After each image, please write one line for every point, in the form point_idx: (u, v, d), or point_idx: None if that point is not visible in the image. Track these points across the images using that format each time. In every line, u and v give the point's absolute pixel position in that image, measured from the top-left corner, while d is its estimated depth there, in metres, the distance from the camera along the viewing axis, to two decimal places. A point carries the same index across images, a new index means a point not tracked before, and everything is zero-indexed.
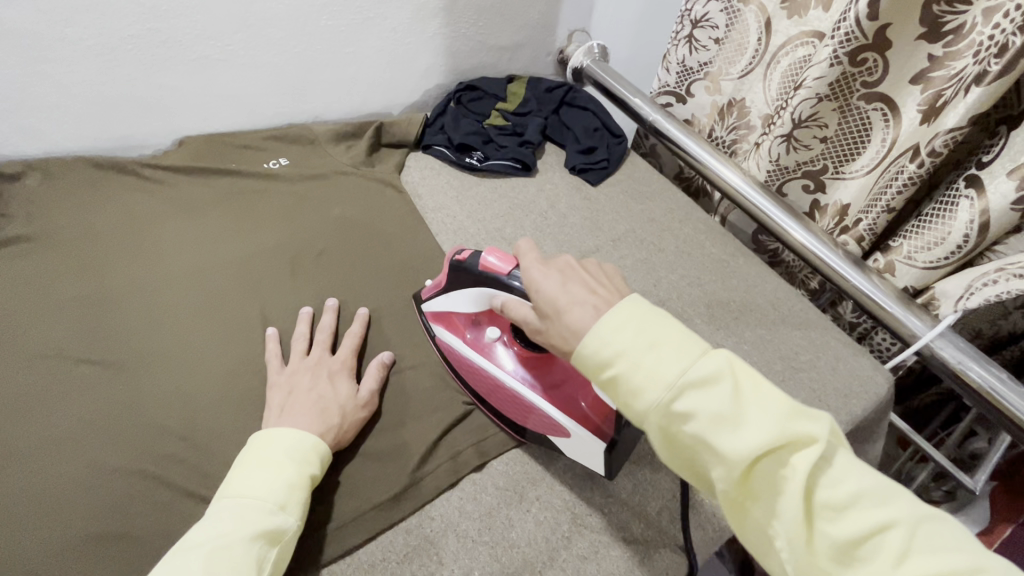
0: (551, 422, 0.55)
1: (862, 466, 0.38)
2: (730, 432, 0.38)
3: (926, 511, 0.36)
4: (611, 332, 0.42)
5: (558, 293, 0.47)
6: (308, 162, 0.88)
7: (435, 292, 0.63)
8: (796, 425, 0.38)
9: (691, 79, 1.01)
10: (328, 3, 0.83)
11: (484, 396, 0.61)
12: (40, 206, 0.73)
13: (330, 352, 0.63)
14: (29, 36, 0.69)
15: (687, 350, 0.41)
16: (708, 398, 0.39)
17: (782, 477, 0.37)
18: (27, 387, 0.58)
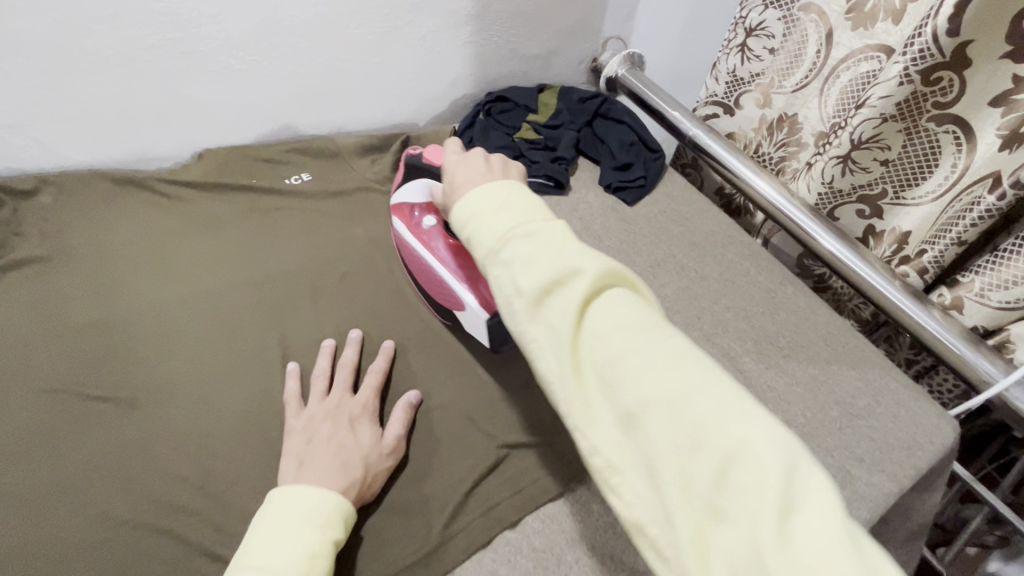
0: (452, 295, 0.62)
1: (640, 308, 0.40)
2: (528, 270, 0.41)
3: (684, 349, 0.38)
4: (472, 195, 0.46)
5: (455, 172, 0.51)
6: (332, 177, 0.84)
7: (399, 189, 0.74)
8: (584, 264, 0.40)
9: (742, 90, 0.96)
10: (356, 11, 0.79)
11: (415, 277, 0.70)
12: (55, 224, 0.70)
13: (350, 393, 0.58)
14: (48, 48, 0.66)
15: (520, 205, 0.44)
16: (524, 246, 0.42)
17: (562, 309, 0.39)
18: (34, 425, 0.54)
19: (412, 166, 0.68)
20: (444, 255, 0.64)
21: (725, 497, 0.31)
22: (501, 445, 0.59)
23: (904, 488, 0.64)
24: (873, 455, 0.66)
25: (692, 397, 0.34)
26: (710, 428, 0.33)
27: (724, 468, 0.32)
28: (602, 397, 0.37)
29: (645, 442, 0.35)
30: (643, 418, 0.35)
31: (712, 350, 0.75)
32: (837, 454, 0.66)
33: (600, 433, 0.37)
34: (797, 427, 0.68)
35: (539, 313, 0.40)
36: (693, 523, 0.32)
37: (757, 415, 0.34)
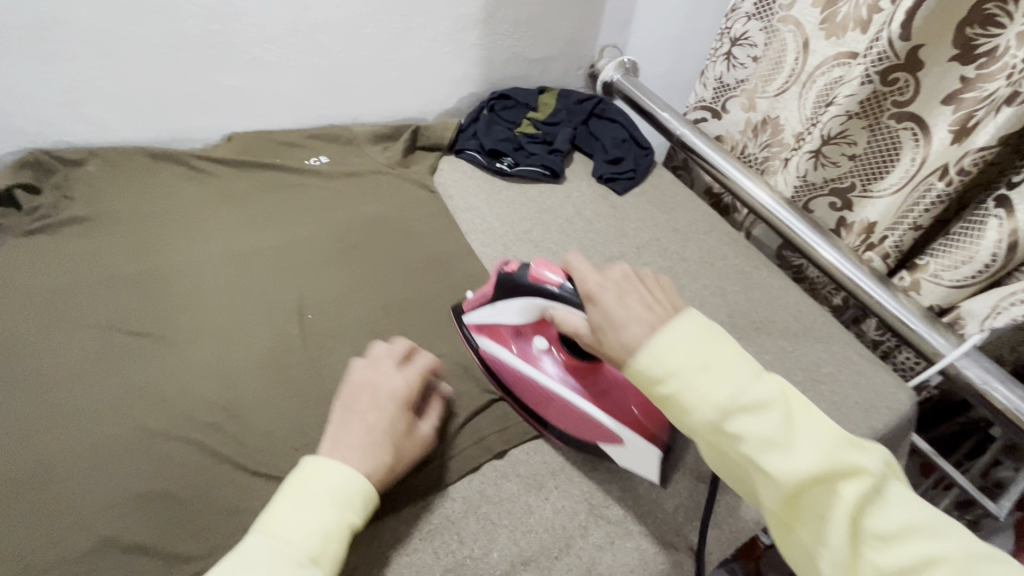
0: (601, 429, 0.57)
1: (909, 497, 0.40)
2: (780, 455, 0.40)
3: (968, 544, 0.38)
4: (663, 349, 0.44)
5: (615, 306, 0.48)
6: (347, 160, 0.93)
7: (481, 301, 0.65)
8: (847, 453, 0.40)
9: (728, 95, 1.03)
10: (375, 12, 0.88)
11: (527, 404, 0.63)
12: (99, 191, 0.78)
13: (396, 375, 0.57)
14: (105, 34, 0.74)
15: (741, 374, 0.43)
16: (760, 423, 0.41)
17: (833, 504, 0.39)
18: (81, 354, 0.61)
19: (506, 283, 0.60)
20: (570, 378, 0.59)
21: None
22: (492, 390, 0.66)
23: None
24: (832, 415, 0.72)
25: None
26: None
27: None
28: None
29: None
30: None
31: None
32: None
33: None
34: None
35: (798, 501, 0.40)
36: None
37: None
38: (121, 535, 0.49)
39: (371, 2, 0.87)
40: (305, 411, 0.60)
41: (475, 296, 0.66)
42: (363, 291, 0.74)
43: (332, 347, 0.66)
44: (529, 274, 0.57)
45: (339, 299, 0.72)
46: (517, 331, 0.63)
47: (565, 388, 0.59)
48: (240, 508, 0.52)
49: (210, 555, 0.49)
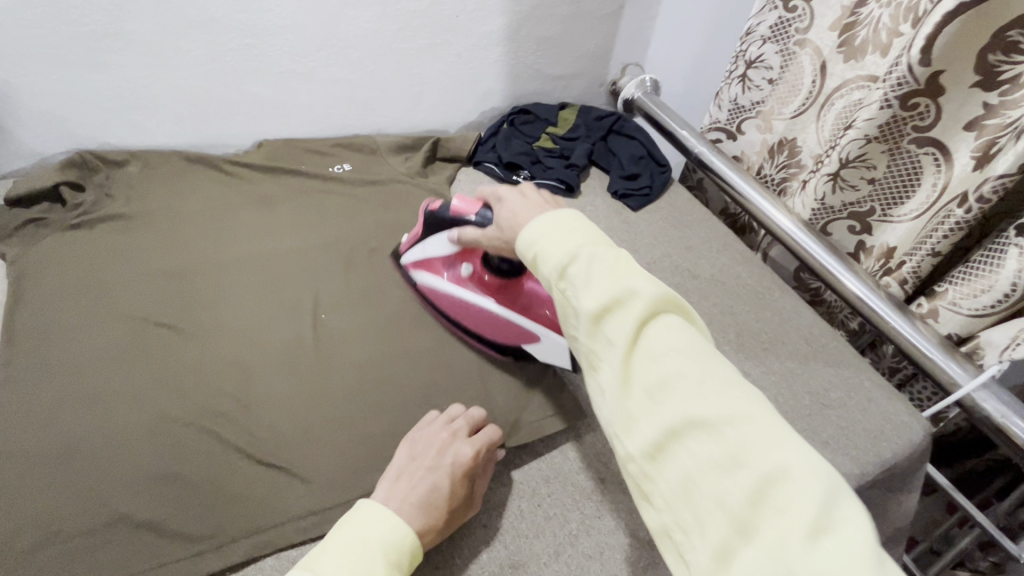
0: (526, 330, 0.67)
1: (692, 333, 0.41)
2: (587, 288, 0.43)
3: (729, 374, 0.39)
4: (541, 221, 0.50)
5: (518, 202, 0.56)
6: (370, 169, 0.96)
7: (415, 240, 0.74)
8: (645, 287, 0.42)
9: (743, 117, 1.03)
10: (402, 28, 0.92)
11: (458, 323, 0.71)
12: (137, 188, 0.82)
13: (464, 438, 0.57)
14: (151, 46, 0.80)
15: (585, 232, 0.47)
16: (584, 267, 0.44)
17: (618, 328, 0.41)
18: (109, 340, 0.64)
19: (434, 218, 0.69)
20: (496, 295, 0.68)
21: (762, 525, 0.32)
22: (494, 397, 0.67)
23: (865, 473, 0.69)
24: (839, 441, 0.71)
25: (733, 423, 0.35)
26: (752, 455, 0.34)
27: (759, 491, 0.33)
28: (645, 411, 0.38)
29: (681, 463, 0.36)
30: (685, 440, 0.36)
31: None
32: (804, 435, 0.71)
33: (637, 447, 0.38)
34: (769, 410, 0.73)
35: (597, 330, 0.42)
36: (724, 541, 0.34)
37: (797, 447, 0.35)
38: (131, 512, 0.52)
39: (398, 20, 0.91)
40: (313, 406, 0.62)
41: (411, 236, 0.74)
42: (375, 294, 0.76)
43: (342, 346, 0.69)
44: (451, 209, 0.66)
45: (351, 301, 0.75)
46: (446, 261, 0.71)
47: (493, 303, 0.67)
48: (243, 495, 0.55)
49: (213, 537, 0.52)
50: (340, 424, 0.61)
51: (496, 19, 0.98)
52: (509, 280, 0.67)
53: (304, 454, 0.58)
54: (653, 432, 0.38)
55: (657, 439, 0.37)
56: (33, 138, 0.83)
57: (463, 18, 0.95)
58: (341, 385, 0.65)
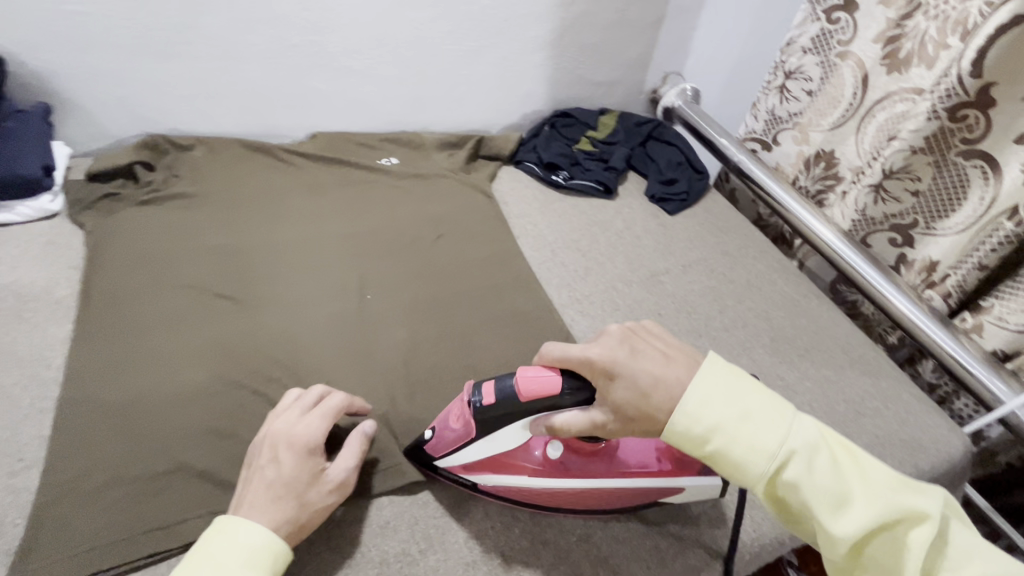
0: (661, 488, 0.56)
1: (942, 521, 0.45)
2: (835, 509, 0.45)
3: (995, 558, 0.44)
4: (712, 407, 0.47)
5: (632, 374, 0.48)
6: (415, 163, 1.00)
7: (460, 443, 0.54)
8: (892, 492, 0.45)
9: (779, 128, 1.01)
10: (453, 30, 0.96)
11: (567, 508, 0.58)
12: (200, 171, 0.88)
13: (298, 420, 0.54)
14: (221, 39, 0.86)
15: (777, 421, 0.47)
16: (813, 475, 0.45)
17: (886, 546, 0.44)
18: (173, 307, 0.69)
19: (491, 414, 0.50)
20: (605, 468, 0.55)
21: None
22: None
23: None
24: (874, 448, 0.70)
25: None
26: None
27: None
28: None
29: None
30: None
31: (731, 340, 0.81)
32: None
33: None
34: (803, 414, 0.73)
35: (857, 546, 0.45)
36: None
37: None
38: (188, 463, 0.55)
39: (450, 22, 0.95)
40: (357, 379, 0.66)
41: (450, 435, 0.54)
42: (418, 280, 0.79)
43: (384, 327, 0.72)
44: (512, 391, 0.49)
45: (394, 285, 0.78)
46: (522, 456, 0.54)
47: (611, 478, 0.55)
48: None
49: None
50: (383, 399, 0.64)
51: (543, 25, 1.01)
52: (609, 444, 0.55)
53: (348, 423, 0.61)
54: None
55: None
56: (111, 121, 0.90)
57: (511, 23, 0.99)
58: (384, 362, 0.68)
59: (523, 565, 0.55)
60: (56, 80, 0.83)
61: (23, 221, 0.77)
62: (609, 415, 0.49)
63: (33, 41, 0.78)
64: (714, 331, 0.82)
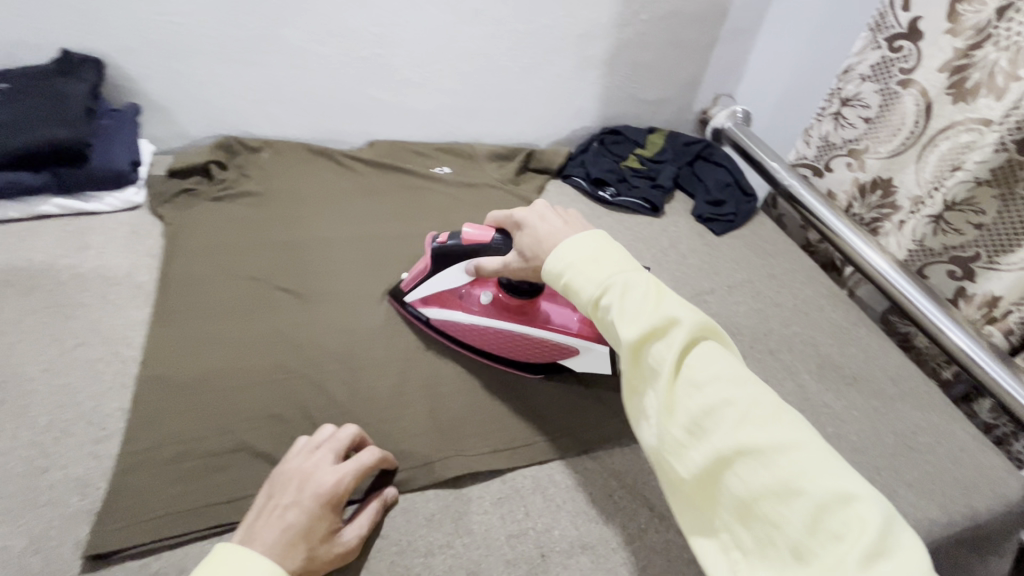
0: (562, 346, 0.68)
1: (727, 356, 0.45)
2: (628, 319, 0.46)
3: (766, 396, 0.42)
4: (567, 247, 0.53)
5: (535, 225, 0.58)
6: (467, 173, 1.04)
7: (420, 277, 0.71)
8: (678, 312, 0.46)
9: (833, 154, 1.00)
10: (510, 47, 1.00)
11: (489, 351, 0.71)
12: (268, 171, 0.93)
13: (330, 468, 0.52)
14: (295, 50, 0.92)
15: (615, 261, 0.51)
16: (622, 294, 0.48)
17: (660, 357, 0.44)
18: (243, 297, 0.73)
19: (443, 252, 0.66)
20: (519, 318, 0.68)
21: (817, 548, 0.36)
22: (570, 395, 0.70)
23: (952, 522, 0.65)
24: (925, 483, 0.68)
25: (787, 450, 0.39)
26: (805, 481, 0.37)
27: (816, 516, 0.37)
28: (694, 439, 0.42)
29: (731, 487, 0.40)
30: (731, 461, 0.40)
31: (776, 364, 0.80)
32: (886, 473, 0.68)
33: (688, 472, 0.42)
34: (850, 443, 0.72)
35: (638, 358, 0.46)
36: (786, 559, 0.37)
37: (842, 472, 0.38)
38: (248, 442, 0.59)
39: (508, 39, 0.99)
40: (407, 375, 0.69)
41: (415, 272, 0.71)
42: None
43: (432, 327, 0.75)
44: (461, 240, 0.64)
45: None
46: (461, 294, 0.70)
47: (520, 326, 0.67)
48: None
49: None
50: (430, 396, 0.67)
51: (598, 45, 1.04)
52: (528, 300, 0.68)
53: (397, 419, 0.64)
54: (702, 457, 0.41)
55: (706, 466, 0.41)
56: (190, 123, 0.96)
57: (567, 42, 1.02)
58: (432, 361, 0.71)
59: (562, 567, 0.56)
60: (146, 84, 0.90)
61: (109, 211, 0.83)
62: (514, 261, 0.61)
63: (130, 48, 0.86)
64: (758, 353, 0.81)
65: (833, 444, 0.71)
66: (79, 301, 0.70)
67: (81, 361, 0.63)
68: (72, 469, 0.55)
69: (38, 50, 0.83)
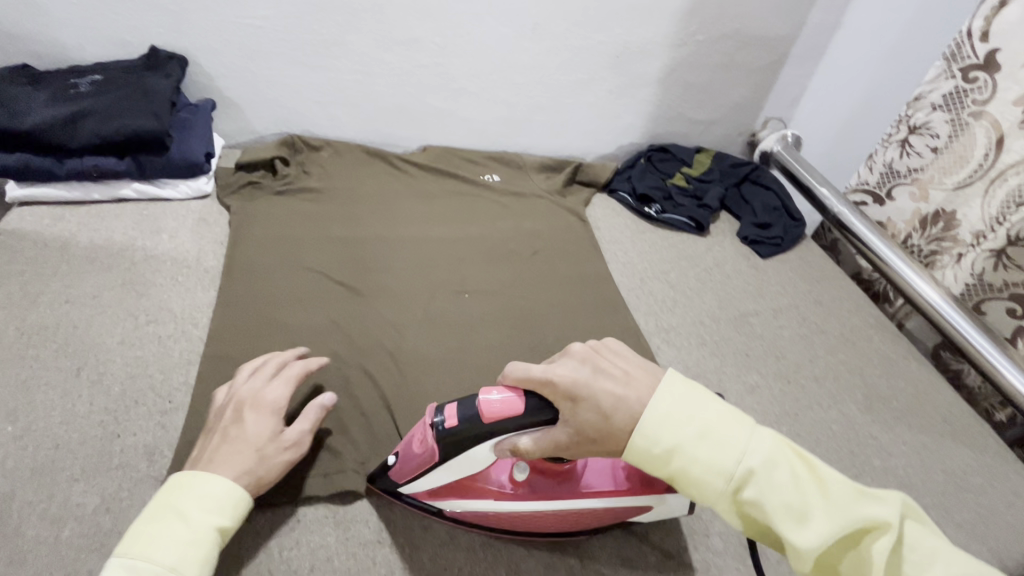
0: (624, 509, 0.56)
1: (924, 538, 0.40)
2: (797, 522, 0.41)
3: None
4: (665, 422, 0.44)
5: (586, 389, 0.46)
6: (515, 182, 1.06)
7: (425, 465, 0.52)
8: (850, 504, 0.40)
9: (895, 182, 0.98)
10: (566, 62, 1.02)
11: (535, 528, 0.57)
12: (328, 169, 0.97)
13: (263, 382, 0.57)
14: (362, 55, 0.96)
15: (739, 439, 0.43)
16: (779, 490, 0.41)
17: (855, 560, 0.40)
18: (301, 288, 0.77)
19: (457, 438, 0.49)
20: (567, 491, 0.54)
21: None
22: None
23: (1008, 568, 0.62)
24: (975, 525, 0.66)
25: None
26: None
27: None
28: None
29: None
30: None
31: (821, 391, 0.79)
32: (936, 511, 0.66)
33: None
34: (897, 478, 0.70)
35: (822, 558, 0.41)
36: None
37: None
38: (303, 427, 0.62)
39: (565, 54, 1.01)
40: (454, 374, 0.71)
41: (414, 461, 0.53)
42: (514, 291, 0.84)
43: (476, 328, 0.77)
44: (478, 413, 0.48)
45: (492, 293, 0.83)
46: (486, 479, 0.54)
47: (573, 500, 0.54)
48: (391, 433, 0.64)
49: (364, 462, 0.61)
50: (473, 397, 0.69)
51: (652, 63, 1.05)
52: None
53: None
54: None
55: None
56: (258, 120, 1.01)
57: (622, 59, 1.04)
58: (476, 361, 0.73)
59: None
60: (221, 81, 0.95)
61: (182, 198, 0.88)
62: (571, 435, 0.46)
63: (210, 47, 0.91)
64: (803, 379, 0.80)
65: (878, 476, 0.70)
66: (152, 281, 0.74)
67: (152, 337, 0.67)
68: (141, 436, 0.58)
69: (130, 46, 0.89)
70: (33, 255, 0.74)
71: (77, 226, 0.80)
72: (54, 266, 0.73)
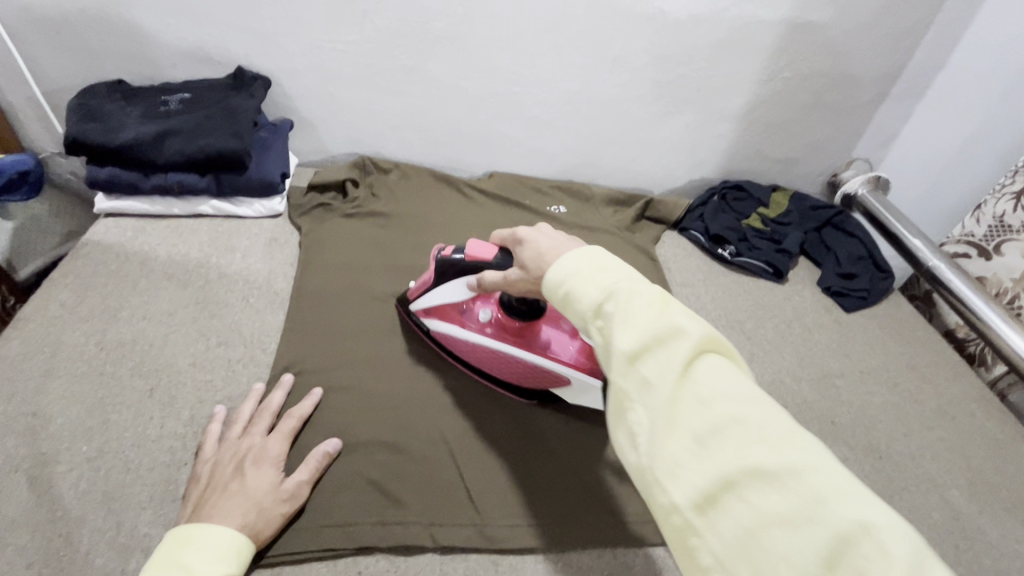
0: (556, 374, 0.64)
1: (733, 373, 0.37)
2: (628, 325, 0.38)
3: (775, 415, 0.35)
4: (570, 260, 0.45)
5: (539, 242, 0.52)
6: (582, 214, 1.02)
7: (424, 288, 0.68)
8: (684, 325, 0.39)
9: (1005, 237, 0.89)
10: (643, 95, 0.99)
11: (485, 369, 0.69)
12: (393, 194, 0.96)
13: (262, 438, 0.59)
14: (438, 81, 0.95)
15: (623, 274, 0.43)
16: (630, 301, 0.40)
17: (662, 368, 0.36)
18: (367, 317, 0.75)
19: (447, 265, 0.63)
20: (514, 340, 0.65)
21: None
22: None
23: None
24: None
25: (799, 469, 0.31)
26: (822, 500, 0.30)
27: (833, 546, 0.29)
28: (693, 457, 0.34)
29: (736, 518, 0.32)
30: (744, 479, 0.32)
31: (917, 472, 0.72)
32: None
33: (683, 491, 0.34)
34: None
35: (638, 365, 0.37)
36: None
37: (857, 493, 0.31)
38: (367, 469, 0.61)
39: (644, 87, 0.98)
40: (518, 420, 0.68)
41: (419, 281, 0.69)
42: None
43: None
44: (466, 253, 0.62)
45: None
46: (461, 309, 0.67)
47: (512, 349, 0.64)
48: (453, 479, 0.61)
49: (424, 512, 0.58)
50: (539, 450, 0.65)
51: (734, 99, 1.01)
52: (526, 325, 0.64)
53: (509, 470, 0.63)
54: (704, 473, 0.33)
55: (707, 488, 0.33)
56: (331, 140, 1.02)
57: (703, 93, 0.99)
58: (543, 412, 0.69)
59: None
60: (299, 101, 0.97)
61: (255, 217, 0.88)
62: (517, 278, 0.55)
63: (292, 68, 0.92)
64: (896, 455, 0.73)
65: None
66: (224, 301, 0.74)
67: (222, 360, 0.67)
68: None
69: (216, 65, 0.92)
70: (115, 269, 0.76)
71: (157, 240, 0.81)
72: (134, 282, 0.75)
